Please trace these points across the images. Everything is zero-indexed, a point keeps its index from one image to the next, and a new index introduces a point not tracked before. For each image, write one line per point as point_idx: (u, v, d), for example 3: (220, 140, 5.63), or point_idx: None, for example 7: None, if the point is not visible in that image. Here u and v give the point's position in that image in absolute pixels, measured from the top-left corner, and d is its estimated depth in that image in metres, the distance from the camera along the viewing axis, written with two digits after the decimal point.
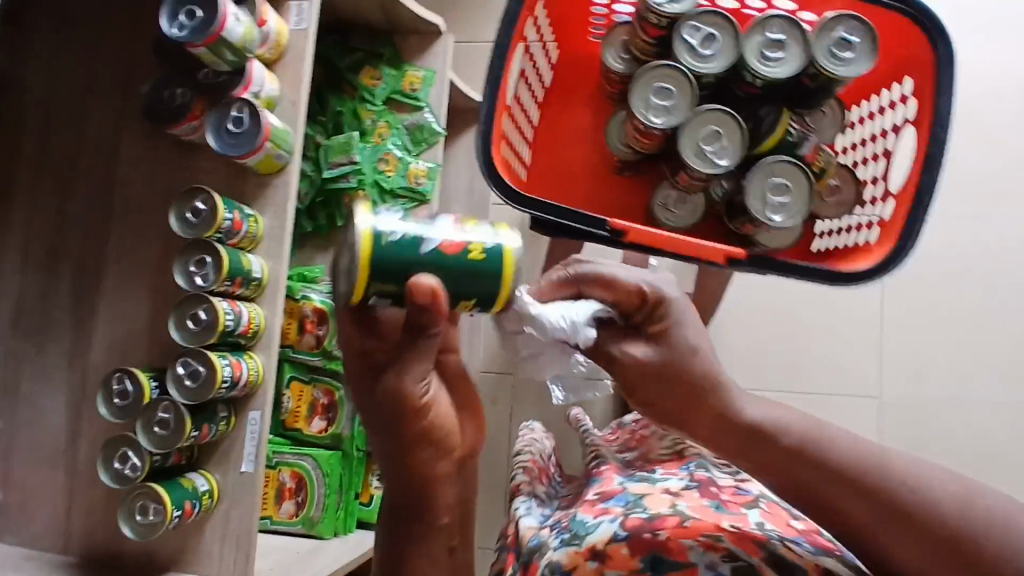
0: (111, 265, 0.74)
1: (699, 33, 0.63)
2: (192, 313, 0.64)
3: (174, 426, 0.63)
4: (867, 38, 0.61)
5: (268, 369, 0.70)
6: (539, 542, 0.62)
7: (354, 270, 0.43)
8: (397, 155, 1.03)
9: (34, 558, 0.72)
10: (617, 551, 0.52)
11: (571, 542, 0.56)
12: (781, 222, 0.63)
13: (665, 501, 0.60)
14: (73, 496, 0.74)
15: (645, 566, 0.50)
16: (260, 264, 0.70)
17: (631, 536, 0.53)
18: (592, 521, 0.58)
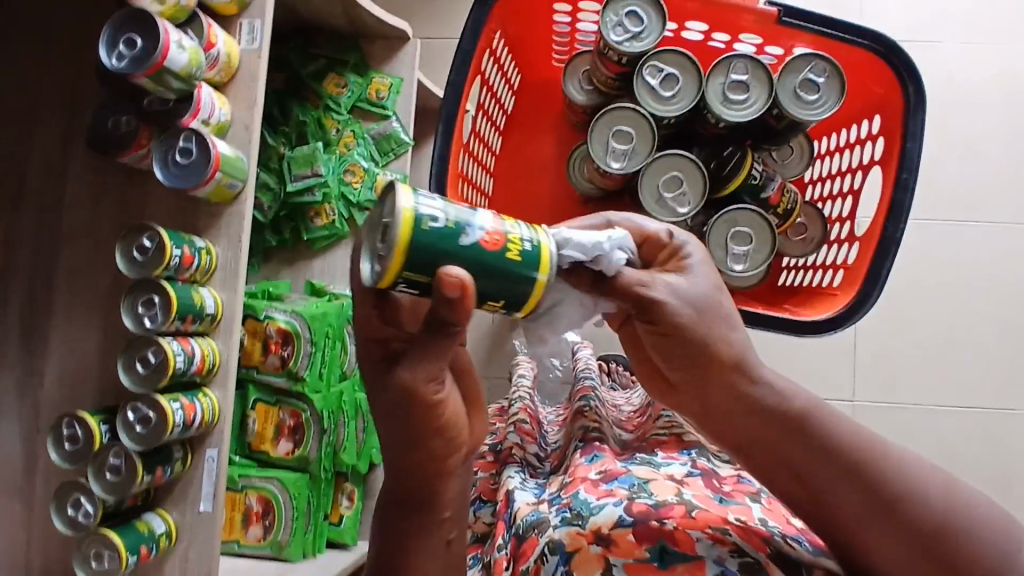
0: (61, 294, 0.71)
1: (661, 73, 0.72)
2: (141, 354, 0.62)
3: (125, 472, 0.61)
4: (833, 78, 0.71)
5: (225, 406, 0.68)
6: (537, 518, 0.60)
7: (385, 254, 0.37)
8: (365, 166, 1.01)
9: None
10: (623, 537, 0.51)
11: (574, 520, 0.54)
12: (742, 269, 0.77)
13: (670, 490, 0.57)
14: (31, 532, 0.71)
15: (653, 557, 0.49)
16: (213, 297, 0.68)
17: (638, 522, 0.52)
18: (596, 501, 0.56)
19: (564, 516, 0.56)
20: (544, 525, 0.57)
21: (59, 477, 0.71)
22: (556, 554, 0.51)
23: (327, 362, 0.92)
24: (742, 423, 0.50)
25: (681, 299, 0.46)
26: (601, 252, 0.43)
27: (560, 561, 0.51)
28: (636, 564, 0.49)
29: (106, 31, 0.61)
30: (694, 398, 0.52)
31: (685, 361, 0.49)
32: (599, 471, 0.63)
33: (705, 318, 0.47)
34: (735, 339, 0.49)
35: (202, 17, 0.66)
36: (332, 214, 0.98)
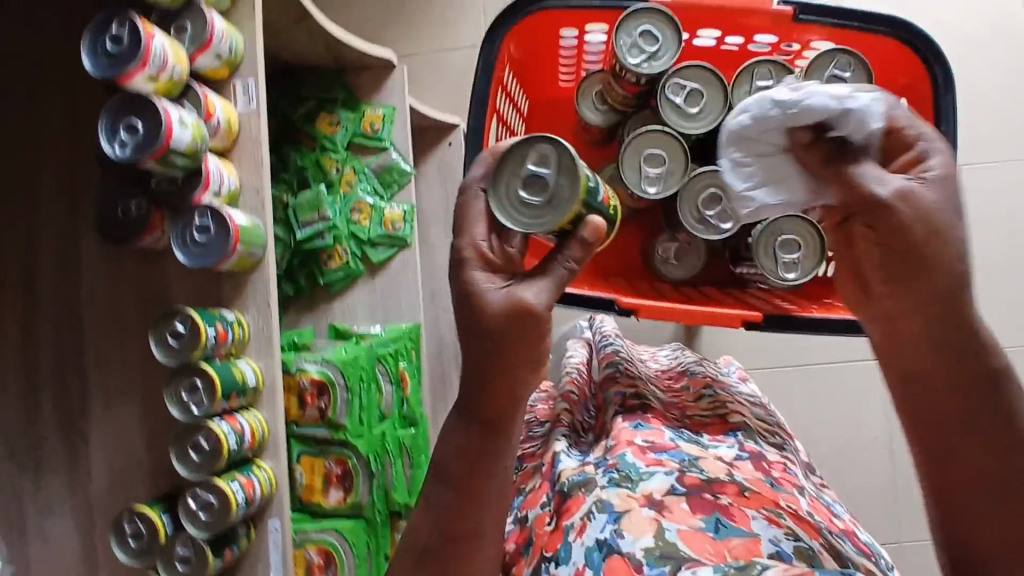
0: (95, 385, 0.69)
1: (683, 90, 0.68)
2: (193, 442, 0.61)
3: (196, 560, 0.61)
4: (859, 70, 0.69)
5: (280, 475, 0.67)
6: (584, 479, 0.61)
7: (559, 203, 0.45)
8: (370, 203, 0.99)
9: None
10: (676, 505, 0.53)
11: (622, 483, 0.57)
12: (794, 278, 0.67)
13: (719, 466, 0.60)
14: None
15: (709, 526, 0.51)
16: (252, 369, 0.67)
17: (691, 492, 0.54)
18: (646, 467, 0.59)
19: (612, 478, 0.58)
20: (591, 486, 0.58)
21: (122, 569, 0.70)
22: (604, 513, 0.54)
23: (365, 404, 0.91)
24: (930, 348, 0.50)
25: (914, 211, 0.47)
26: (847, 114, 0.50)
27: (608, 519, 0.53)
28: (689, 531, 0.50)
29: (104, 120, 0.58)
30: (890, 316, 0.52)
31: (902, 269, 0.49)
32: (645, 437, 0.63)
33: (938, 238, 0.47)
34: (964, 268, 0.48)
35: (196, 87, 0.64)
36: (345, 254, 0.97)
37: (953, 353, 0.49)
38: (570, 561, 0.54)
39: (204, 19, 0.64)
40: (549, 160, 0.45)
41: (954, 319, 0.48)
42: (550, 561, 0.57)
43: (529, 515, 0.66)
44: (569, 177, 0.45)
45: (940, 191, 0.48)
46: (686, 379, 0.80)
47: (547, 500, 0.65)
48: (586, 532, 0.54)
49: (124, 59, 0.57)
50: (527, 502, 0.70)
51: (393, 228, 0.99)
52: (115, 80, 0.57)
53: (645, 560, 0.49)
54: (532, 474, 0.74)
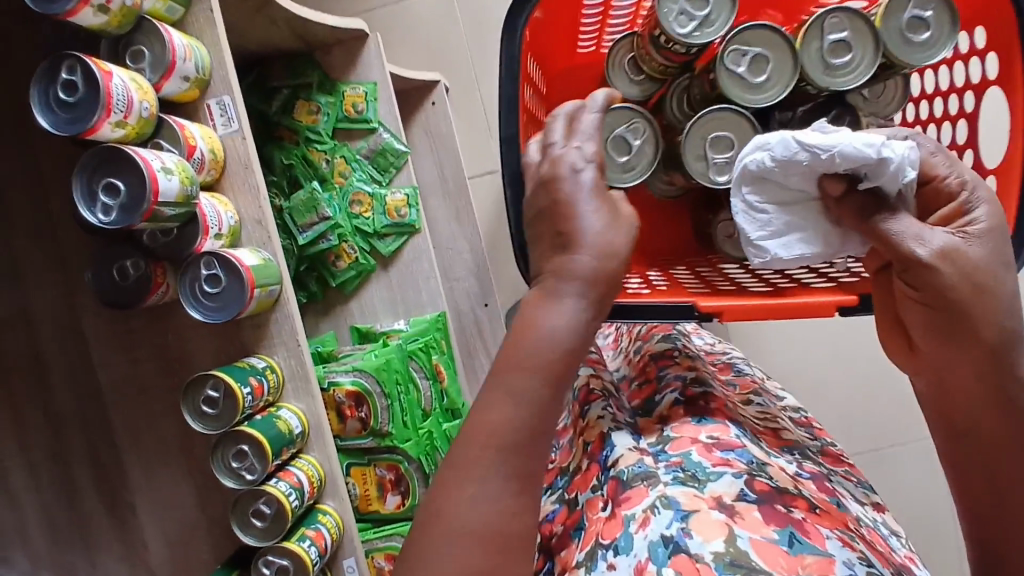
0: (130, 452, 0.65)
1: (745, 58, 0.59)
2: (254, 509, 0.57)
3: None
4: (943, 9, 0.56)
5: (345, 515, 0.64)
6: (645, 470, 0.57)
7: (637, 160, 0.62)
8: (369, 192, 0.92)
9: None
10: (748, 512, 0.49)
11: (689, 482, 0.53)
12: None
13: (787, 477, 0.56)
14: None
15: (782, 539, 0.47)
16: (294, 414, 0.62)
17: (762, 501, 0.50)
18: (713, 467, 0.55)
19: (677, 475, 0.55)
20: (655, 481, 0.55)
21: None
22: (670, 510, 0.50)
23: (406, 406, 0.88)
24: (981, 407, 0.46)
25: (958, 268, 0.44)
26: (885, 167, 0.48)
27: (675, 517, 0.50)
28: (763, 543, 0.47)
29: (79, 183, 0.51)
30: (939, 370, 0.48)
31: (945, 329, 0.46)
32: (710, 435, 0.59)
33: (984, 294, 0.44)
34: (1011, 325, 0.45)
35: (169, 119, 0.56)
36: (352, 252, 0.91)
37: (1008, 415, 0.45)
38: (630, 552, 0.50)
39: (161, 37, 0.55)
40: (639, 133, 0.62)
41: (1006, 380, 0.45)
42: (606, 549, 0.52)
43: (580, 499, 0.61)
44: (647, 148, 0.62)
45: (984, 245, 0.46)
46: (729, 377, 0.77)
47: (600, 484, 0.60)
48: (648, 526, 0.51)
49: (85, 110, 0.49)
50: (575, 486, 0.64)
51: (399, 213, 0.93)
52: (80, 135, 0.50)
53: (714, 563, 0.46)
54: (573, 451, 0.68)
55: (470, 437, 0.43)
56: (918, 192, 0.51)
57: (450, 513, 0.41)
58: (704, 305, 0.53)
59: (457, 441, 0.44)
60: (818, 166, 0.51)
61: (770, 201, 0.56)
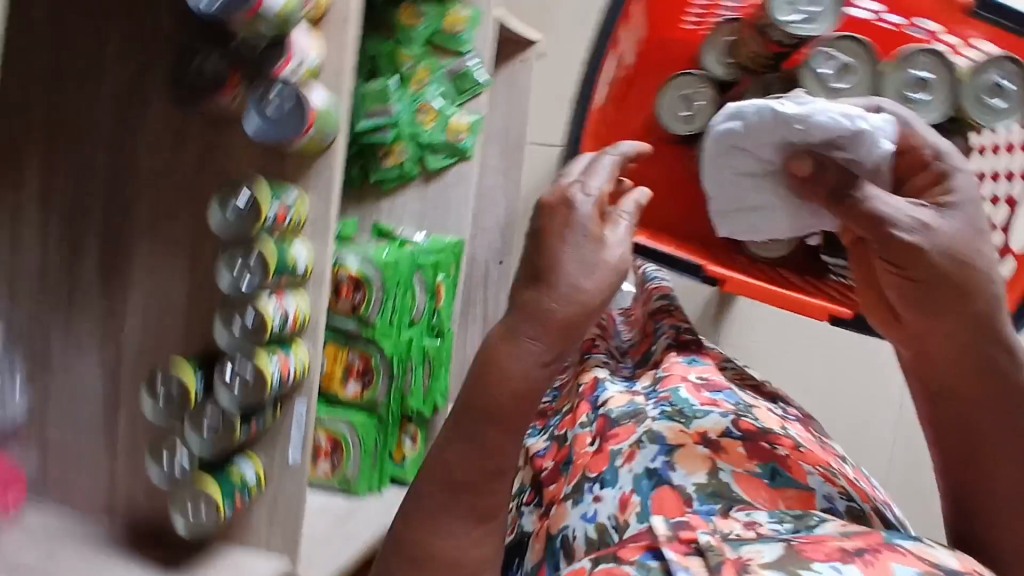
0: (140, 237, 0.68)
1: (833, 62, 0.86)
2: (239, 314, 0.61)
3: (223, 430, 0.61)
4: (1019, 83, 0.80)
5: (314, 360, 0.67)
6: (632, 410, 0.70)
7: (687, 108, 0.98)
8: (438, 108, 0.96)
9: (72, 529, 0.70)
10: (731, 446, 0.60)
11: (677, 417, 0.65)
12: None
13: (771, 419, 0.67)
14: (115, 464, 0.71)
15: (765, 472, 0.57)
16: (305, 252, 0.65)
17: (746, 437, 0.61)
18: (700, 406, 0.67)
19: (665, 411, 0.66)
20: (641, 415, 0.68)
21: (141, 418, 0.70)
22: (655, 445, 0.62)
23: (399, 309, 0.91)
24: (952, 366, 0.60)
25: (938, 247, 0.58)
26: (856, 130, 0.61)
27: (659, 451, 0.61)
28: (744, 476, 0.57)
29: None
30: (914, 334, 0.63)
31: (927, 304, 0.60)
32: (700, 376, 0.74)
33: (968, 269, 0.58)
34: (992, 296, 0.59)
35: None
36: (403, 154, 0.96)
37: (987, 374, 0.58)
38: (616, 485, 0.61)
39: None
40: (701, 98, 0.97)
41: (977, 345, 0.59)
42: (593, 483, 0.63)
43: (568, 436, 0.74)
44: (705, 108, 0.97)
45: (959, 219, 0.60)
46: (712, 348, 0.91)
47: (591, 420, 0.73)
48: (632, 461, 0.61)
49: None
50: (564, 424, 0.77)
51: (456, 138, 0.97)
52: None
53: (698, 497, 0.55)
54: (567, 399, 0.82)
55: (432, 473, 0.52)
56: (898, 160, 0.67)
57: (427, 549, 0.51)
58: (711, 271, 0.88)
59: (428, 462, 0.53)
60: (790, 133, 0.64)
61: (726, 169, 0.77)
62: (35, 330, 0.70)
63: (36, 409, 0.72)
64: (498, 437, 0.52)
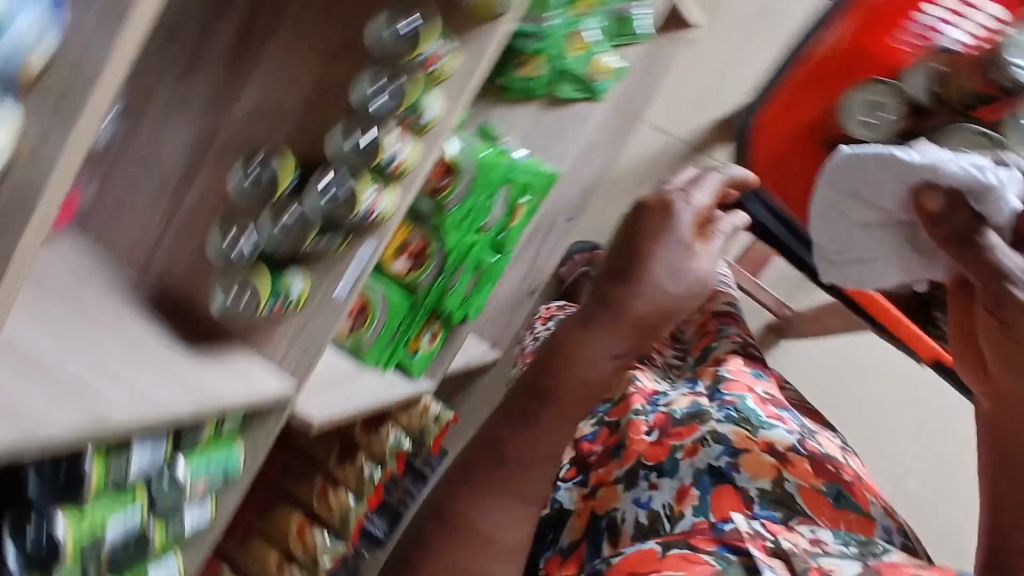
0: (287, 24, 0.66)
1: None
2: (358, 131, 0.61)
3: (296, 231, 0.62)
4: None
5: (399, 211, 0.67)
6: (699, 409, 0.85)
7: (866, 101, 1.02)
8: (590, 41, 0.94)
9: (100, 273, 0.68)
10: (798, 460, 0.77)
11: (745, 424, 0.82)
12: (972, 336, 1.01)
13: (824, 446, 0.83)
14: (168, 230, 0.69)
15: (830, 491, 0.74)
16: (435, 106, 0.65)
17: (806, 454, 0.78)
18: (764, 418, 0.83)
19: (732, 416, 0.83)
20: (705, 417, 0.83)
21: (213, 198, 0.68)
22: (720, 445, 0.79)
23: (477, 209, 0.91)
24: None
25: None
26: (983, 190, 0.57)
27: (723, 452, 0.78)
28: (813, 492, 0.73)
29: None
30: (1004, 392, 0.59)
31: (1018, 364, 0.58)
32: (763, 390, 0.92)
33: None
34: None
35: None
36: (540, 69, 0.92)
37: None
38: (675, 477, 0.78)
39: None
40: (887, 108, 1.01)
41: None
42: (650, 471, 0.80)
43: (620, 424, 0.87)
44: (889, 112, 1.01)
45: None
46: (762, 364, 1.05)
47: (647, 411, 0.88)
48: (695, 457, 0.78)
49: None
50: (616, 412, 0.90)
51: (594, 77, 0.96)
52: None
53: (759, 501, 0.72)
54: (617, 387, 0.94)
55: (478, 464, 0.65)
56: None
57: (474, 515, 0.63)
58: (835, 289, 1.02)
59: (502, 445, 0.64)
60: (913, 168, 0.62)
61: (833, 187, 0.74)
62: (144, 70, 0.67)
63: (110, 147, 0.69)
64: (558, 426, 0.64)
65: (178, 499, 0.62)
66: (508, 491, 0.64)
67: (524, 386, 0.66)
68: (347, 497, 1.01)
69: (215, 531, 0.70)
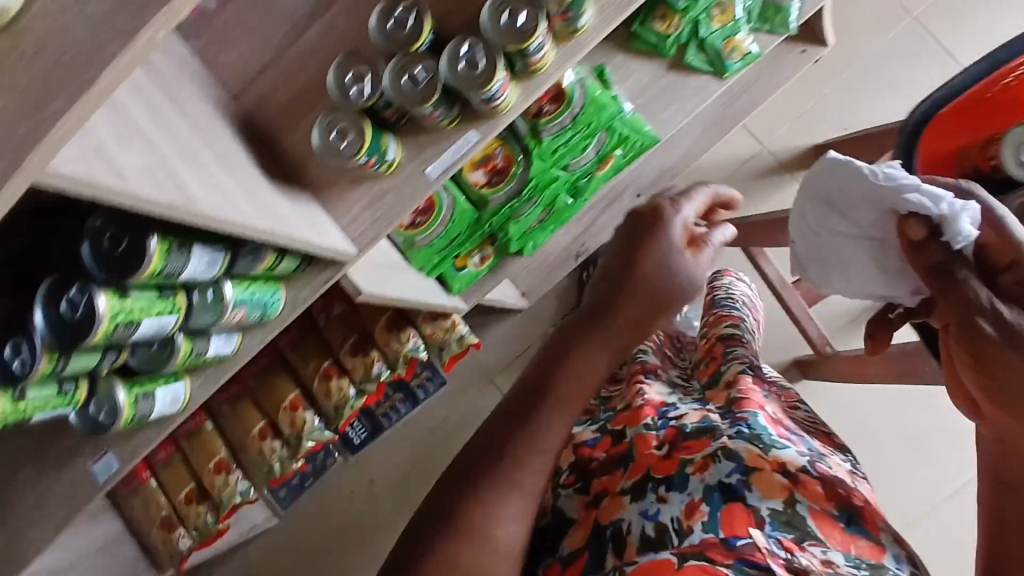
0: None
1: None
2: (515, 10, 0.57)
3: (423, 89, 0.57)
4: None
5: (515, 108, 0.63)
6: (710, 426, 0.63)
7: None
8: (736, 15, 0.89)
9: (204, 79, 0.66)
10: (811, 482, 0.56)
11: (755, 441, 0.59)
12: None
13: (842, 471, 0.61)
14: (277, 62, 0.68)
15: (840, 516, 0.54)
16: (589, 16, 0.61)
17: (821, 477, 0.57)
18: (777, 438, 0.61)
19: (743, 431, 0.61)
20: (717, 434, 0.61)
21: (334, 42, 0.67)
22: (732, 462, 0.58)
23: (568, 145, 0.88)
24: None
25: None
26: (947, 215, 0.45)
27: (735, 469, 0.57)
28: (820, 514, 0.54)
29: None
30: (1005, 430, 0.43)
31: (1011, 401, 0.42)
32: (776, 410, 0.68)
33: None
34: None
35: None
36: (675, 27, 0.88)
37: None
38: (684, 490, 0.58)
39: None
40: None
41: None
42: (658, 483, 0.59)
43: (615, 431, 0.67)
44: None
45: None
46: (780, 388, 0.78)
47: (656, 427, 0.66)
48: (705, 472, 0.58)
49: None
50: (620, 420, 0.70)
51: (728, 52, 0.91)
52: None
53: (769, 521, 0.53)
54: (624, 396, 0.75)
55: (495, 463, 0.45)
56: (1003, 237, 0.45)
57: (483, 521, 0.43)
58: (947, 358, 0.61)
59: (492, 449, 0.45)
60: (891, 202, 0.49)
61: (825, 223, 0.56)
62: None
63: None
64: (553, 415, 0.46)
65: (213, 321, 0.60)
66: (514, 498, 0.45)
67: (514, 396, 0.48)
68: (349, 387, 1.00)
69: (230, 367, 0.68)
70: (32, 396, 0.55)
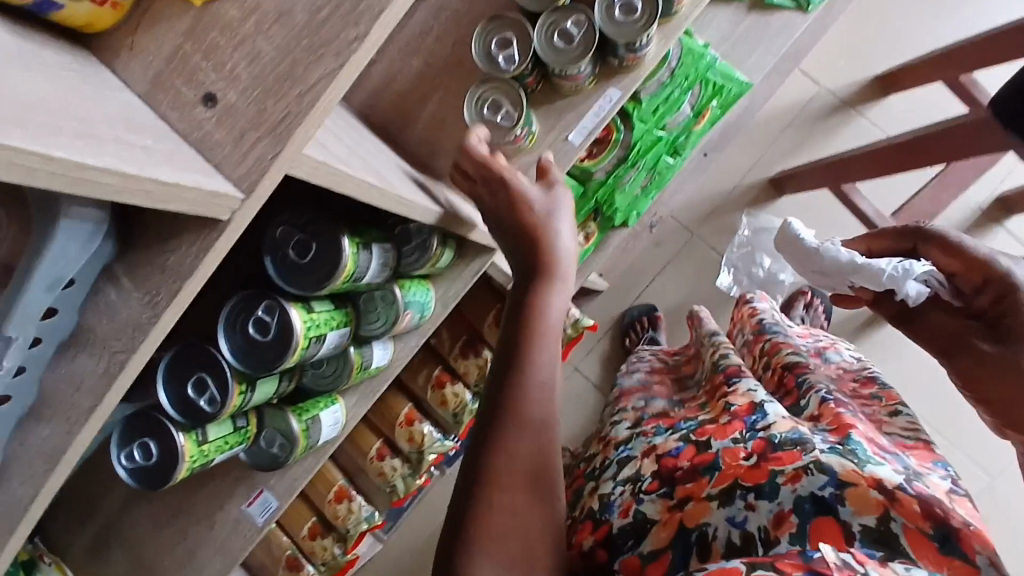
0: None
1: None
2: None
3: (576, 45, 0.54)
4: None
5: (657, 54, 0.59)
6: (799, 437, 0.45)
7: None
8: None
9: None
10: (912, 503, 0.38)
11: (846, 456, 0.42)
12: None
13: (947, 494, 0.42)
14: (387, 50, 0.63)
15: (937, 537, 0.37)
16: None
17: (925, 497, 0.39)
18: (872, 454, 0.43)
19: (834, 445, 0.43)
20: (808, 446, 0.43)
21: (447, 18, 0.62)
22: (825, 475, 0.40)
23: (669, 101, 0.84)
24: None
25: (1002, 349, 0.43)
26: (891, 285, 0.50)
27: (830, 482, 0.40)
28: (918, 537, 0.37)
29: None
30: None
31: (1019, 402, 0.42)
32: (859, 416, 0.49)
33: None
34: None
35: None
36: None
37: None
38: (773, 500, 0.41)
39: None
40: None
41: None
42: (744, 489, 0.42)
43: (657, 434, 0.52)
44: None
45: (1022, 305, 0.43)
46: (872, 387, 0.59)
47: (745, 438, 0.46)
48: (797, 482, 0.41)
49: None
50: (705, 431, 0.49)
51: None
52: None
53: (860, 542, 0.37)
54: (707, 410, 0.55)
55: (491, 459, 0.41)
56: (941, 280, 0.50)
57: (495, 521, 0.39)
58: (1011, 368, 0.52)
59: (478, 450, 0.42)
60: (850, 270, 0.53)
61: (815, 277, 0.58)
62: None
63: None
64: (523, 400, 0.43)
65: (384, 329, 0.56)
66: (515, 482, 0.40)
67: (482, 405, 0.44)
68: (464, 393, 0.95)
69: (382, 382, 0.64)
70: (211, 436, 0.51)
